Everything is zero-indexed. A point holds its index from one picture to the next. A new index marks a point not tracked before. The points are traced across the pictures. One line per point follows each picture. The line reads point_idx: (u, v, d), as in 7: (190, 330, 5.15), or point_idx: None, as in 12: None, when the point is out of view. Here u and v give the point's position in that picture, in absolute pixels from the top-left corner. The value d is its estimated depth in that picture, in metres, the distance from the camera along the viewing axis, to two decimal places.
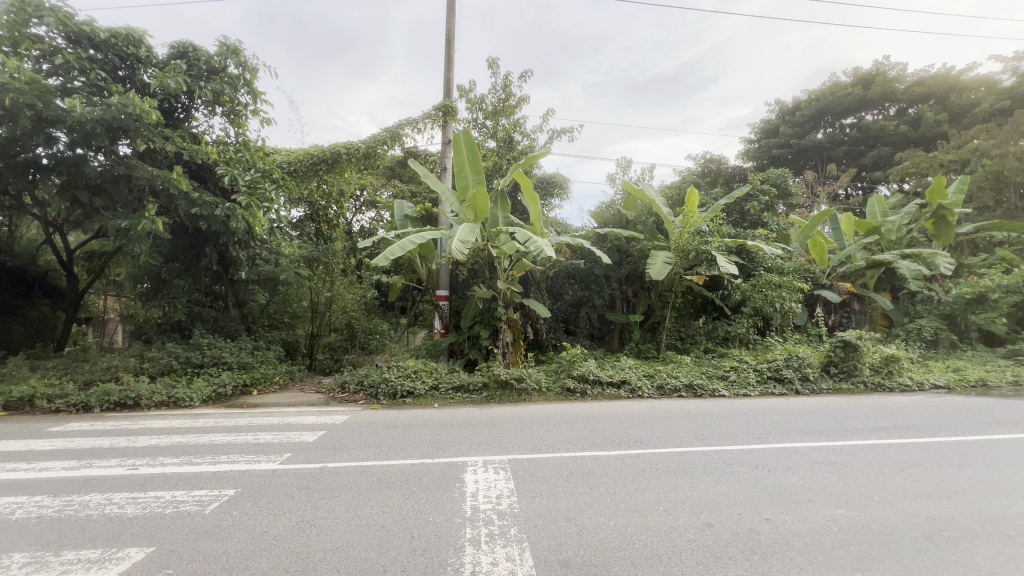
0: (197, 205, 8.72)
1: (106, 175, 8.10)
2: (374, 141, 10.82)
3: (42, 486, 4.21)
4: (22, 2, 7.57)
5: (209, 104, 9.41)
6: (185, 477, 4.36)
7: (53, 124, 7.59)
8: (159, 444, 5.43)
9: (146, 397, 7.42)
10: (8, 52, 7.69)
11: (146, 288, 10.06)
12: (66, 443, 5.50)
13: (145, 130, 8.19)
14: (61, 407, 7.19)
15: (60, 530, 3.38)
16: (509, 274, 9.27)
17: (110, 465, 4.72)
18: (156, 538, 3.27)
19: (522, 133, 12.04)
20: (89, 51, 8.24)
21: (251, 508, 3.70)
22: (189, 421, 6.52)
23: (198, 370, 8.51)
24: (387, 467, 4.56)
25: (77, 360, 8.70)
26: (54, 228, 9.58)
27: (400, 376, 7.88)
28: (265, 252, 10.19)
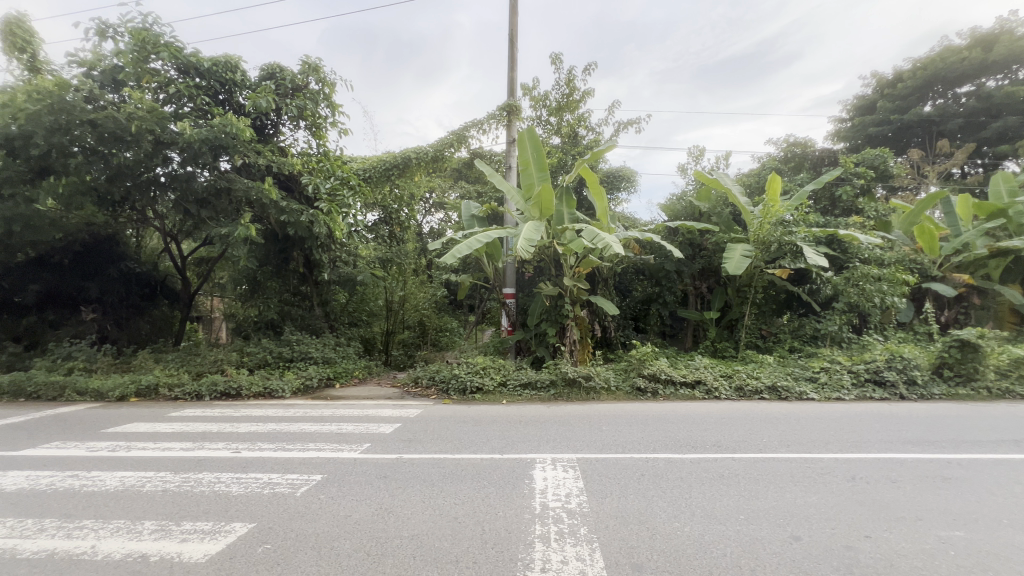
0: (286, 212, 9.53)
1: (212, 189, 9.08)
2: (441, 144, 11.10)
3: (164, 464, 4.81)
4: (143, 42, 8.68)
5: (294, 119, 10.23)
6: (279, 462, 4.79)
7: (168, 146, 8.62)
8: (256, 430, 6.00)
9: (246, 388, 8.25)
10: (133, 86, 8.84)
11: (245, 289, 11.17)
12: (183, 427, 6.25)
13: (241, 147, 9.08)
14: (179, 395, 8.17)
15: (179, 503, 3.85)
16: (576, 271, 9.17)
17: (218, 448, 5.31)
18: (256, 515, 3.61)
19: (587, 127, 11.84)
20: (195, 79, 9.26)
21: (335, 494, 3.97)
22: (282, 411, 7.16)
23: (289, 363, 9.30)
24: (459, 461, 4.69)
25: (191, 353, 9.84)
26: (171, 238, 10.88)
27: (469, 373, 8.08)
28: (345, 254, 10.92)
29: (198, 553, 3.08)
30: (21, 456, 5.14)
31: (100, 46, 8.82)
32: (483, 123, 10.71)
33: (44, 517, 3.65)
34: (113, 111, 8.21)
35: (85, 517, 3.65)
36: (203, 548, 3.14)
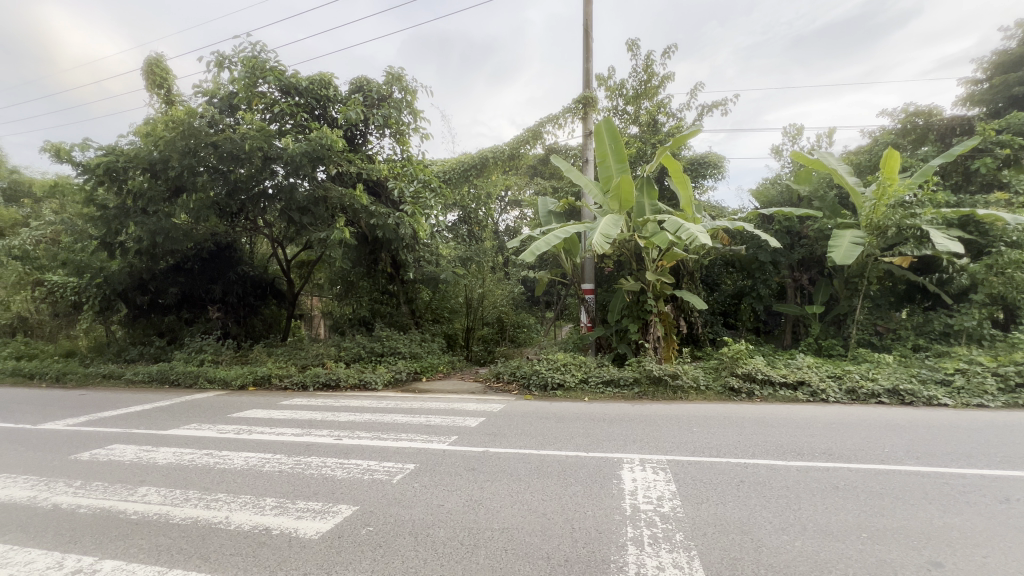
0: (375, 216, 10.15)
1: (311, 198, 9.89)
2: (518, 141, 11.15)
3: (280, 447, 5.36)
4: (253, 69, 9.69)
5: (380, 128, 10.90)
6: (375, 450, 5.13)
7: (274, 161, 9.55)
8: (354, 420, 6.48)
9: (344, 379, 8.94)
10: (245, 109, 9.91)
11: (340, 289, 12.09)
12: (292, 414, 6.92)
13: (334, 157, 9.83)
14: (288, 385, 9.07)
15: (294, 483, 4.27)
16: (658, 264, 8.81)
17: (322, 434, 5.82)
18: (359, 499, 3.88)
19: (668, 114, 11.29)
20: (295, 98, 10.14)
21: (428, 483, 4.16)
22: (376, 402, 7.67)
23: (380, 357, 9.93)
24: (545, 457, 4.70)
25: (297, 348, 10.84)
26: (278, 244, 12.07)
27: (550, 369, 8.09)
28: (428, 254, 11.42)
29: (311, 530, 3.38)
30: (168, 436, 6.00)
31: (218, 75, 9.98)
32: (559, 118, 10.61)
33: (188, 489, 4.22)
34: (230, 133, 9.26)
35: (220, 490, 4.16)
36: (315, 526, 3.44)
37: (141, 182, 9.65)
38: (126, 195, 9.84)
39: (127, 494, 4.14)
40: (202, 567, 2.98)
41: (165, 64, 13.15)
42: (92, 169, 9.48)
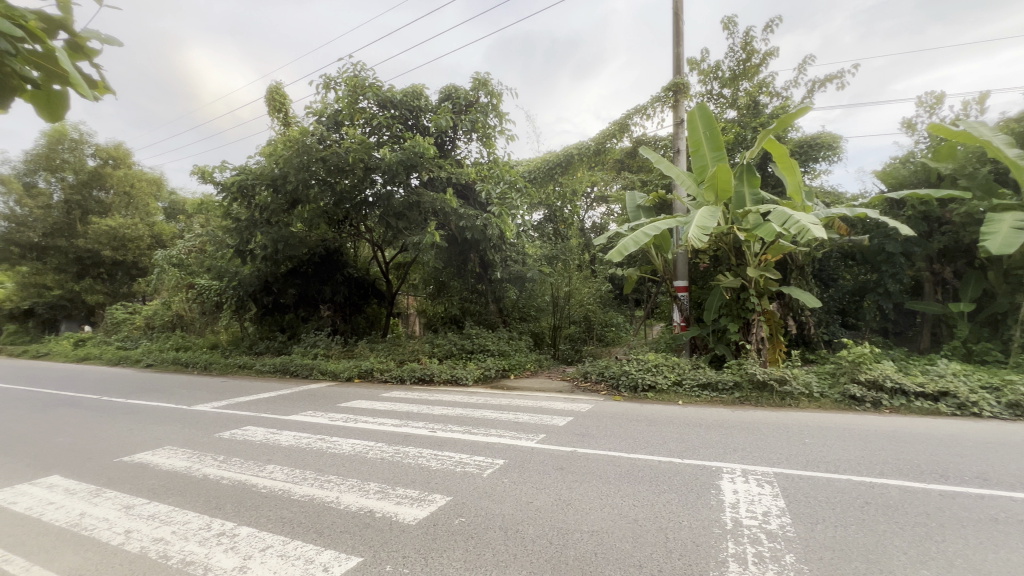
0: (464, 218, 10.52)
1: (406, 204, 10.52)
2: (603, 136, 10.84)
3: (381, 436, 5.79)
4: (355, 88, 10.55)
5: (467, 133, 11.29)
6: (467, 443, 5.33)
7: (373, 170, 10.31)
8: (447, 414, 6.79)
9: (438, 375, 9.41)
10: (349, 124, 10.82)
11: (433, 289, 12.67)
12: (391, 406, 7.43)
13: (427, 163, 10.36)
14: (388, 378, 9.76)
15: (395, 470, 4.58)
16: (762, 258, 8.09)
17: (418, 426, 6.18)
18: (452, 489, 4.06)
19: (772, 94, 10.31)
20: (391, 111, 10.86)
21: (517, 479, 4.22)
22: (466, 398, 7.97)
23: (470, 354, 10.28)
24: (636, 461, 4.54)
25: (395, 344, 11.60)
26: (378, 247, 13.02)
27: (641, 369, 7.79)
28: (515, 253, 11.63)
29: (409, 516, 3.59)
30: (289, 421, 6.76)
31: (325, 96, 11.00)
32: (647, 108, 10.18)
33: (306, 469, 4.72)
34: (336, 147, 10.16)
35: (331, 473, 4.59)
36: (413, 512, 3.65)
37: (266, 196, 10.97)
38: (254, 208, 11.26)
39: (257, 470, 4.74)
40: (318, 541, 3.31)
41: (283, 90, 14.81)
42: (229, 187, 10.98)
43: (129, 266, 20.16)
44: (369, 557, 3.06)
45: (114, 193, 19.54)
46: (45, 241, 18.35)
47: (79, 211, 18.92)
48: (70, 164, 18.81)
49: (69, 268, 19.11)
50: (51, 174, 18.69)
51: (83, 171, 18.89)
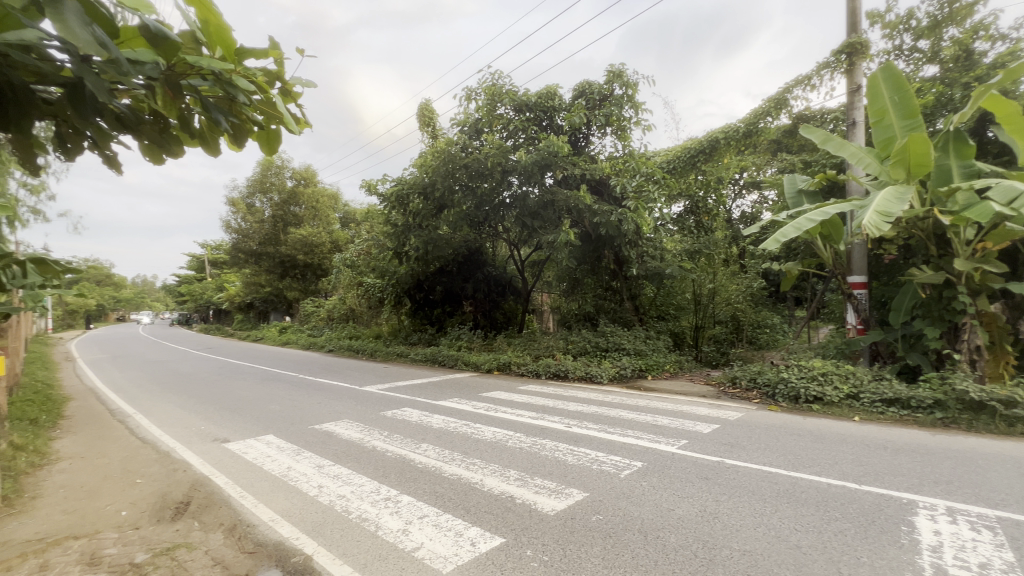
0: (598, 214, 10.37)
1: (541, 203, 10.77)
2: (756, 115, 9.69)
3: (519, 426, 6.06)
4: (494, 96, 11.13)
5: (602, 127, 11.15)
6: (603, 442, 5.28)
7: (510, 173, 10.77)
8: (582, 410, 6.83)
9: (572, 371, 9.48)
10: (488, 131, 11.48)
11: (566, 285, 12.71)
12: (529, 399, 7.74)
13: (561, 162, 10.48)
14: (525, 372, 10.16)
15: (533, 461, 4.77)
16: (978, 247, 6.45)
17: (554, 420, 6.32)
18: (588, 486, 4.07)
19: (994, 37, 8.12)
20: (526, 114, 11.23)
21: (657, 484, 4.05)
22: (603, 396, 7.87)
23: (605, 352, 10.14)
24: (797, 480, 4.01)
25: (531, 340, 11.98)
26: (514, 246, 13.59)
27: (803, 378, 6.83)
28: (652, 249, 11.13)
29: (548, 506, 3.70)
30: (440, 406, 7.49)
31: (467, 107, 11.80)
32: (812, 78, 8.84)
33: (454, 451, 5.18)
34: (477, 154, 10.85)
35: (476, 456, 4.97)
36: (551, 503, 3.76)
37: (418, 204, 12.25)
38: (408, 215, 12.65)
39: (414, 447, 5.34)
40: (465, 517, 3.61)
41: (432, 106, 16.32)
42: (389, 198, 12.52)
43: (316, 268, 24.22)
44: (511, 539, 3.24)
45: (305, 208, 23.68)
46: (260, 248, 23.02)
47: (282, 223, 23.31)
48: (275, 185, 23.16)
49: (276, 270, 23.75)
50: (263, 194, 23.14)
51: (284, 191, 23.15)
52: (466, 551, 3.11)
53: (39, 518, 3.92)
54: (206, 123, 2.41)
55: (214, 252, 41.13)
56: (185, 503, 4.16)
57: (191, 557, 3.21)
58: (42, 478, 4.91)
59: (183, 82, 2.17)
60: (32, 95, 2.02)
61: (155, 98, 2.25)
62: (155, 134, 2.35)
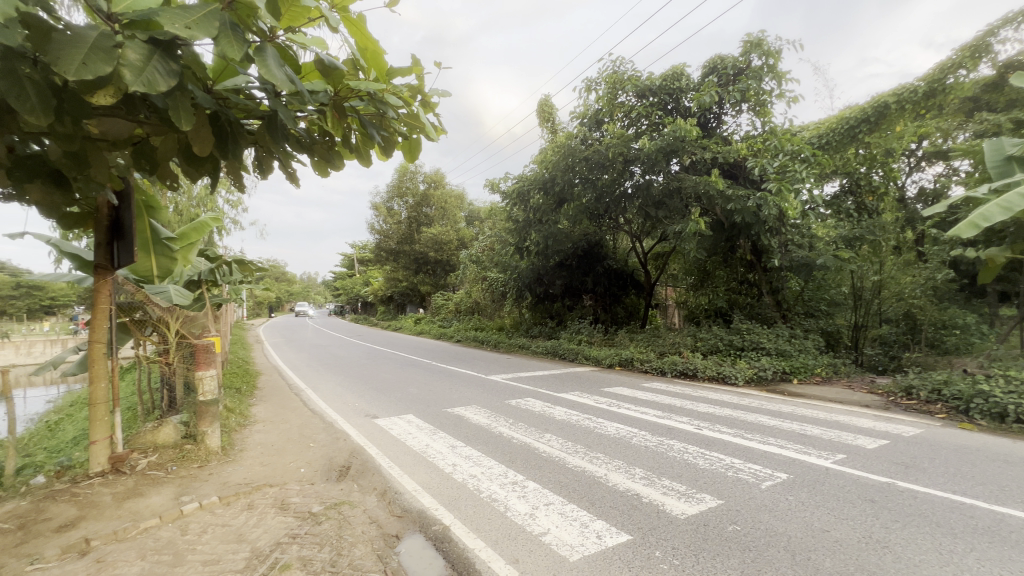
0: (733, 200, 9.49)
1: (667, 191, 10.25)
2: (942, 69, 7.98)
3: (644, 424, 5.87)
4: (615, 83, 10.82)
5: (736, 105, 10.19)
6: (739, 448, 4.85)
7: (632, 162, 10.40)
8: (714, 412, 6.37)
9: (701, 370, 8.88)
10: (609, 120, 11.20)
11: (694, 279, 12.08)
12: (654, 397, 7.46)
13: (688, 146, 9.82)
14: (648, 369, 9.78)
15: (660, 461, 4.59)
16: None
17: (682, 420, 5.99)
18: (723, 493, 3.79)
19: None
20: (650, 99, 10.74)
21: (806, 500, 3.61)
22: (738, 398, 7.24)
23: (739, 352, 9.31)
24: (1002, 516, 3.26)
25: (655, 336, 11.46)
26: (637, 238, 13.16)
27: (1012, 393, 5.48)
28: (798, 237, 9.87)
29: (677, 509, 3.54)
30: (562, 398, 7.60)
31: (587, 99, 11.69)
32: None
33: (577, 443, 5.23)
34: (597, 145, 10.70)
35: (599, 451, 4.95)
36: (681, 507, 3.58)
37: (538, 199, 12.46)
38: (529, 210, 12.94)
39: (538, 437, 5.51)
40: (590, 509, 3.63)
41: (551, 101, 16.48)
42: (511, 195, 12.99)
43: (445, 263, 26.18)
44: (638, 538, 3.17)
45: (436, 209, 25.68)
46: (398, 247, 25.70)
47: (416, 223, 25.64)
48: (410, 189, 25.58)
49: (411, 266, 26.21)
50: (400, 198, 25.82)
51: (418, 194, 25.43)
52: (591, 542, 3.13)
53: (246, 466, 4.91)
54: (362, 138, 2.77)
55: (362, 251, 46.82)
56: (346, 467, 4.86)
57: (353, 513, 3.75)
58: (246, 436, 6.13)
59: (347, 104, 2.51)
60: (241, 127, 2.51)
61: (324, 121, 2.65)
62: (324, 151, 2.76)
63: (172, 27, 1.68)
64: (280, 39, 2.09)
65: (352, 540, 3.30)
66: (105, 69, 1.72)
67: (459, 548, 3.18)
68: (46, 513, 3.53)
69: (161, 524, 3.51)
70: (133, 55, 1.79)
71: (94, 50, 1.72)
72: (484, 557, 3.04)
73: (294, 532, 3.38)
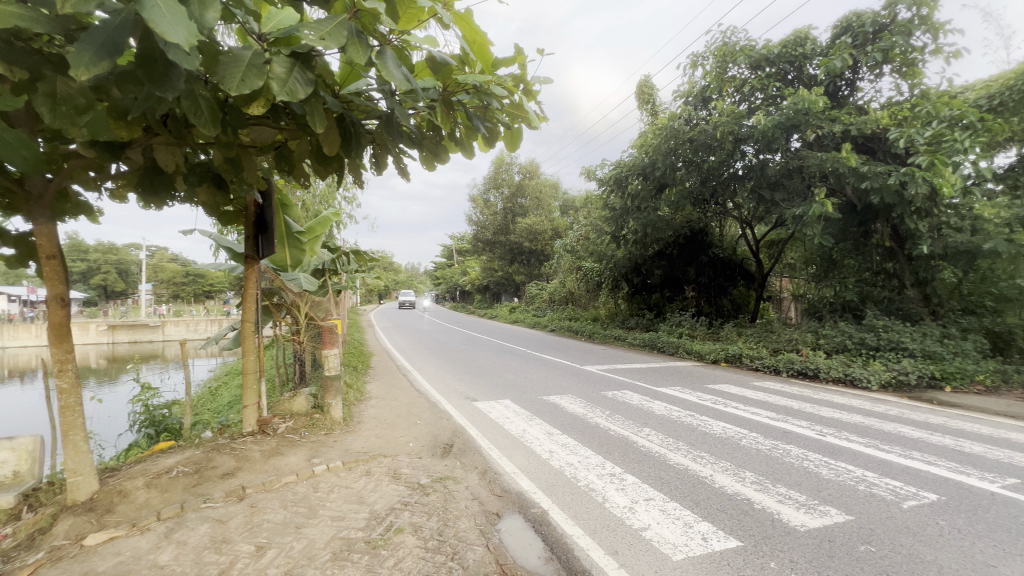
0: (868, 178, 8.27)
1: (785, 170, 9.29)
2: None
3: (756, 426, 5.42)
4: (725, 55, 9.97)
5: (875, 67, 8.84)
6: (874, 461, 4.27)
7: (744, 141, 9.54)
8: (841, 418, 5.67)
9: (824, 370, 7.95)
10: (718, 96, 10.36)
11: (817, 270, 10.86)
12: (766, 397, 6.85)
13: (813, 119, 8.76)
14: (759, 366, 9.03)
15: (774, 466, 4.21)
16: None
17: (801, 425, 5.42)
18: (853, 509, 3.37)
19: None
20: (766, 70, 9.73)
21: (965, 528, 3.07)
22: (870, 404, 6.37)
23: (873, 353, 8.16)
24: None
25: (767, 331, 10.50)
26: (747, 225, 12.13)
27: None
28: (955, 218, 8.36)
29: (796, 520, 3.22)
30: (661, 392, 7.30)
31: (692, 75, 10.95)
32: None
33: (678, 440, 4.99)
34: (704, 125, 9.99)
35: (703, 450, 4.68)
36: (801, 518, 3.26)
37: (637, 185, 11.98)
38: (627, 197, 12.47)
39: (636, 430, 5.36)
40: (694, 510, 3.45)
41: (652, 81, 15.67)
42: (608, 181, 12.65)
43: (540, 253, 26.18)
44: (749, 545, 2.95)
45: (531, 199, 25.99)
46: (495, 237, 26.47)
47: (511, 214, 26.15)
48: (506, 181, 26.15)
49: (506, 256, 26.84)
50: (497, 189, 26.51)
51: (513, 185, 25.91)
52: (696, 544, 2.98)
53: (363, 437, 5.43)
54: (466, 130, 2.86)
55: (460, 242, 49.05)
56: (450, 445, 5.16)
57: (457, 488, 3.98)
58: (362, 409, 6.79)
59: (454, 99, 2.61)
60: (361, 127, 2.73)
61: (433, 116, 2.78)
62: (433, 145, 2.90)
63: (309, 39, 1.88)
64: (396, 41, 2.23)
65: (456, 513, 3.51)
66: (258, 82, 1.98)
67: (557, 533, 3.22)
68: (213, 462, 4.23)
69: (297, 480, 4.03)
70: (279, 68, 2.03)
71: (250, 67, 1.98)
72: (583, 545, 3.05)
73: (406, 500, 3.68)
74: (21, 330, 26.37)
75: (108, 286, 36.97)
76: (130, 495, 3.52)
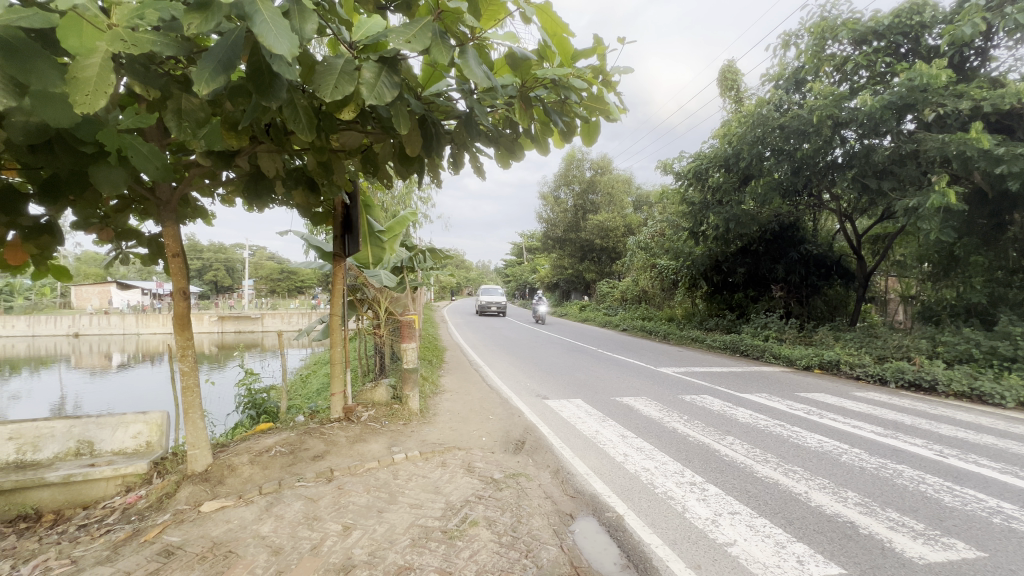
0: (1004, 161, 7.11)
1: (895, 156, 8.27)
2: None
3: (858, 441, 4.87)
4: (823, 31, 9.05)
5: (1015, 32, 7.60)
6: (1011, 490, 3.66)
7: (845, 125, 8.62)
8: (965, 438, 4.94)
9: (943, 382, 6.98)
10: (814, 77, 9.46)
11: (934, 267, 9.56)
12: (870, 409, 6.14)
13: (933, 96, 7.70)
14: (861, 375, 8.14)
15: (883, 488, 3.74)
16: None
17: (915, 443, 4.78)
18: (986, 545, 2.90)
19: None
20: (873, 44, 8.72)
21: None
22: (1004, 423, 5.48)
23: (1008, 365, 7.01)
24: None
25: (870, 336, 9.44)
26: (847, 218, 10.99)
27: None
28: None
29: (912, 551, 2.84)
30: (745, 399, 6.81)
31: (784, 56, 10.10)
32: None
33: (766, 451, 4.62)
34: (797, 109, 9.14)
35: (796, 464, 4.29)
36: (919, 550, 2.86)
37: (719, 177, 11.28)
38: (707, 190, 11.79)
39: (718, 438, 5.04)
40: (787, 529, 3.16)
41: (736, 66, 14.67)
42: (686, 174, 12.03)
43: (611, 250, 25.60)
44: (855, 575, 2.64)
45: (602, 195, 25.41)
46: (565, 235, 26.23)
47: (582, 211, 25.77)
48: (577, 177, 25.83)
49: (576, 254, 26.51)
50: (568, 186, 26.22)
51: (584, 181, 25.52)
52: (790, 567, 2.73)
53: (438, 429, 5.61)
54: (543, 126, 2.83)
55: (529, 239, 49.28)
56: (522, 442, 5.18)
57: (530, 485, 3.98)
58: (438, 402, 7.02)
59: (532, 95, 2.59)
60: (441, 127, 2.79)
61: (510, 112, 2.78)
62: (509, 142, 2.89)
63: (397, 43, 1.94)
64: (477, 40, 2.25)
65: (530, 510, 3.50)
66: (350, 88, 2.09)
67: (633, 540, 3.10)
68: (306, 444, 4.59)
69: (379, 466, 4.26)
70: (368, 72, 2.12)
71: (342, 74, 2.09)
72: (662, 555, 2.92)
73: (480, 493, 3.74)
74: (151, 319, 30.45)
75: (218, 281, 41.63)
76: (238, 469, 3.91)
